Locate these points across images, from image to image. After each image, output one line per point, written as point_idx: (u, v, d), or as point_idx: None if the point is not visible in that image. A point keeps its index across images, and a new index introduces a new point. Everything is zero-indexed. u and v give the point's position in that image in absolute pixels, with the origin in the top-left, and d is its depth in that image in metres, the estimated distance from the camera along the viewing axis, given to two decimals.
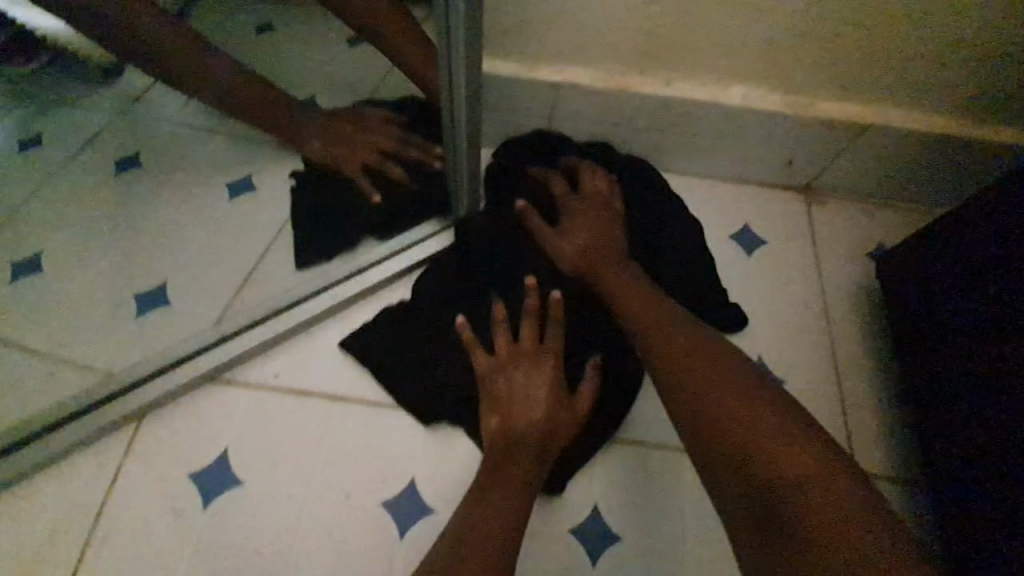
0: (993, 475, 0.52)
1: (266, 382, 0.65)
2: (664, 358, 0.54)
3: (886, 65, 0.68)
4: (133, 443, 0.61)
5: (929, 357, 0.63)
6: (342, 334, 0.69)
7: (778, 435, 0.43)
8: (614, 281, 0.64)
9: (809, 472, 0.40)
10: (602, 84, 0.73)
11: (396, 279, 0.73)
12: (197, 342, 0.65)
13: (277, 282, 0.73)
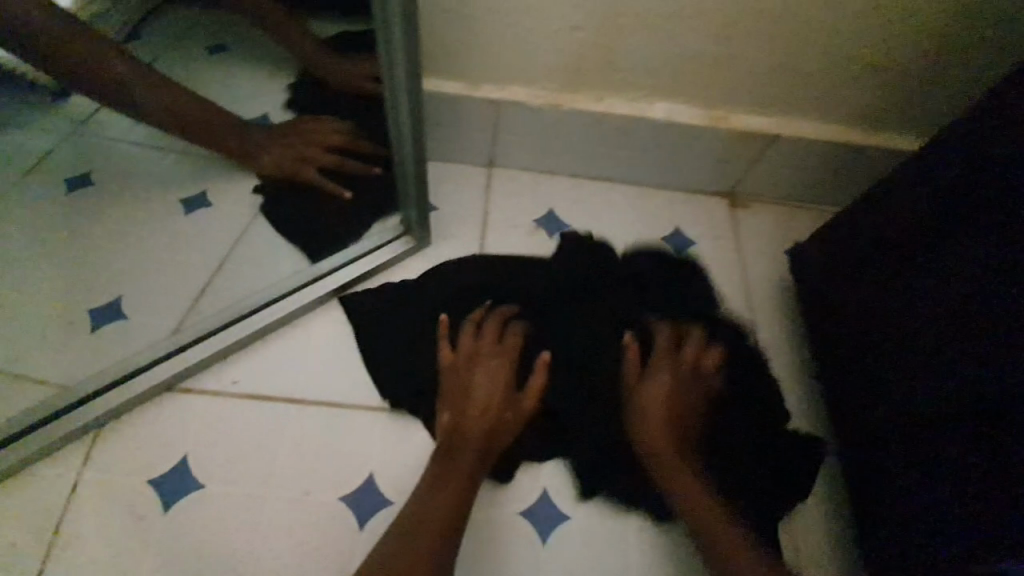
0: (983, 439, 0.48)
1: (225, 389, 0.67)
2: (654, 437, 0.64)
3: (786, 82, 0.77)
4: (93, 453, 0.62)
5: (889, 319, 0.60)
6: (299, 340, 0.72)
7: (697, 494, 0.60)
8: (660, 392, 0.66)
9: (700, 510, 0.60)
10: (540, 100, 0.79)
11: (350, 287, 0.76)
12: (154, 353, 0.67)
13: (235, 293, 0.75)
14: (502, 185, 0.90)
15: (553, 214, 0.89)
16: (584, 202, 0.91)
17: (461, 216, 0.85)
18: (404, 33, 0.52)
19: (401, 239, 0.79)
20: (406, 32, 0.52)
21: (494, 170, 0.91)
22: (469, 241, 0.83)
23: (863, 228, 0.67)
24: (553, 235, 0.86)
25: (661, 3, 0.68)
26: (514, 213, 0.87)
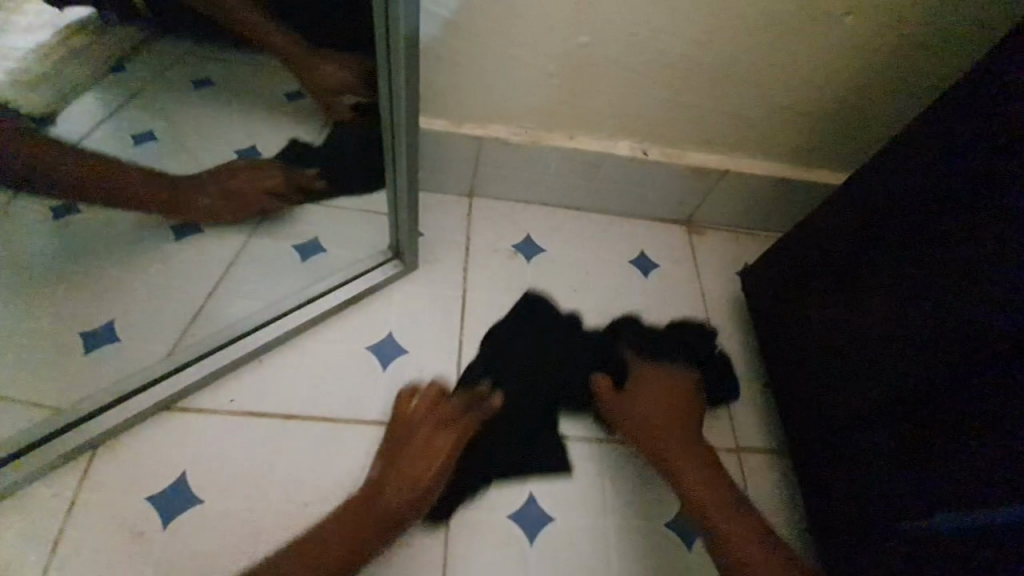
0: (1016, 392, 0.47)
1: (223, 407, 0.70)
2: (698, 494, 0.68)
3: (732, 122, 0.88)
4: (89, 473, 0.63)
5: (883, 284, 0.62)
6: (290, 361, 0.75)
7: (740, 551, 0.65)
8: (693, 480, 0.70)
9: None
10: (516, 138, 0.87)
11: (339, 310, 0.80)
12: (154, 372, 0.69)
13: (231, 314, 0.78)
14: (482, 213, 0.97)
15: (529, 240, 0.96)
16: (557, 229, 0.98)
17: (444, 241, 0.92)
18: (407, 48, 0.56)
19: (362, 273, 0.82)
20: (410, 103, 0.62)
21: (474, 199, 0.98)
22: (452, 264, 0.89)
23: (825, 232, 0.72)
24: (530, 260, 0.93)
25: (624, 59, 0.77)
26: (494, 239, 0.94)
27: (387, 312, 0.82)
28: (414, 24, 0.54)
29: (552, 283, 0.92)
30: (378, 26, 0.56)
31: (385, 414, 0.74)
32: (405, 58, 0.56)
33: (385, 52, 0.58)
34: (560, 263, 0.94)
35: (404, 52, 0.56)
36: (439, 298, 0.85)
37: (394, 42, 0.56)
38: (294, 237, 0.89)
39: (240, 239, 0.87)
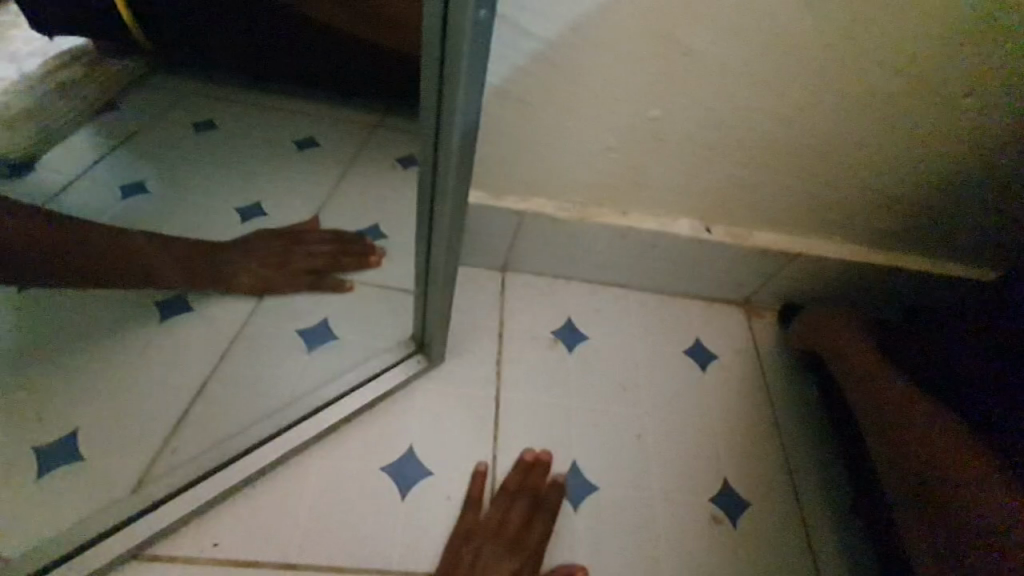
0: None
1: (204, 553, 0.56)
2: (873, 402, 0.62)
3: (813, 203, 0.77)
4: None
5: None
6: (291, 486, 0.61)
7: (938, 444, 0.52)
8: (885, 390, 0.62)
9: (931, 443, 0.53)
10: (564, 213, 0.75)
11: (350, 418, 0.67)
12: (119, 508, 0.56)
13: (220, 422, 0.65)
14: (516, 291, 0.84)
15: (571, 325, 0.83)
16: (601, 310, 0.86)
17: (474, 327, 0.79)
18: (462, 134, 0.44)
19: (349, 370, 0.70)
20: (455, 200, 0.52)
21: (507, 274, 0.85)
22: (483, 356, 0.77)
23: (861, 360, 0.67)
24: (572, 350, 0.81)
25: (699, 134, 0.66)
26: (530, 324, 0.82)
27: (408, 418, 0.69)
28: (472, 116, 0.44)
29: (597, 378, 0.79)
30: (422, 121, 0.46)
31: (405, 558, 0.60)
32: (459, 145, 0.45)
33: (432, 143, 0.47)
34: (607, 353, 0.82)
35: (457, 140, 0.45)
36: (469, 399, 0.72)
37: (445, 130, 0.45)
38: (300, 319, 0.76)
39: (237, 320, 0.75)
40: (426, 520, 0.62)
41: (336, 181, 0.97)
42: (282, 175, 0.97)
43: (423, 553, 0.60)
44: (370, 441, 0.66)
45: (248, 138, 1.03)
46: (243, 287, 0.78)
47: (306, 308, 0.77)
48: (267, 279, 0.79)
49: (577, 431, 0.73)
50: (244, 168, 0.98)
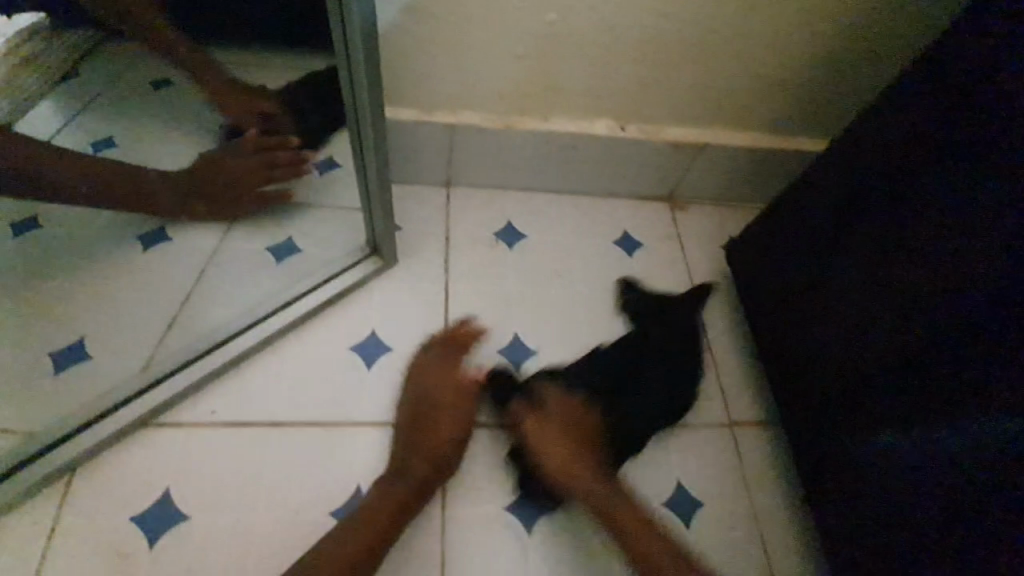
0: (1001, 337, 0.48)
1: (203, 418, 0.68)
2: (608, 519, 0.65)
3: (710, 96, 0.86)
4: (69, 496, 0.61)
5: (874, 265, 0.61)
6: (271, 366, 0.73)
7: (664, 549, 0.62)
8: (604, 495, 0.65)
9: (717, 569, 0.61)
10: (490, 123, 0.85)
11: (317, 311, 0.78)
12: (128, 388, 0.67)
13: (204, 322, 0.75)
14: (460, 201, 0.94)
15: (511, 227, 0.94)
16: (538, 213, 0.96)
17: (424, 234, 0.89)
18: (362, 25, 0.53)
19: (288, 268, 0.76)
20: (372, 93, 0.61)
21: (451, 188, 0.95)
22: (433, 257, 0.87)
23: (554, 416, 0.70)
24: (512, 247, 0.91)
25: (594, 35, 0.75)
26: (473, 228, 0.92)
27: (368, 309, 0.80)
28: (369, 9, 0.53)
29: (535, 269, 0.90)
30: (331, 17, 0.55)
31: (373, 414, 0.72)
32: (363, 42, 0.55)
33: (342, 37, 0.56)
34: (544, 248, 0.92)
35: (360, 35, 0.54)
36: (421, 291, 0.83)
37: (349, 24, 0.54)
38: (267, 238, 0.86)
39: (212, 243, 0.85)
40: (389, 385, 0.74)
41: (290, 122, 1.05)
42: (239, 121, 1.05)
43: (388, 409, 0.72)
44: (336, 328, 0.77)
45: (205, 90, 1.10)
46: (214, 217, 0.88)
47: (273, 231, 0.87)
48: (214, 200, 0.89)
49: (518, 311, 0.85)
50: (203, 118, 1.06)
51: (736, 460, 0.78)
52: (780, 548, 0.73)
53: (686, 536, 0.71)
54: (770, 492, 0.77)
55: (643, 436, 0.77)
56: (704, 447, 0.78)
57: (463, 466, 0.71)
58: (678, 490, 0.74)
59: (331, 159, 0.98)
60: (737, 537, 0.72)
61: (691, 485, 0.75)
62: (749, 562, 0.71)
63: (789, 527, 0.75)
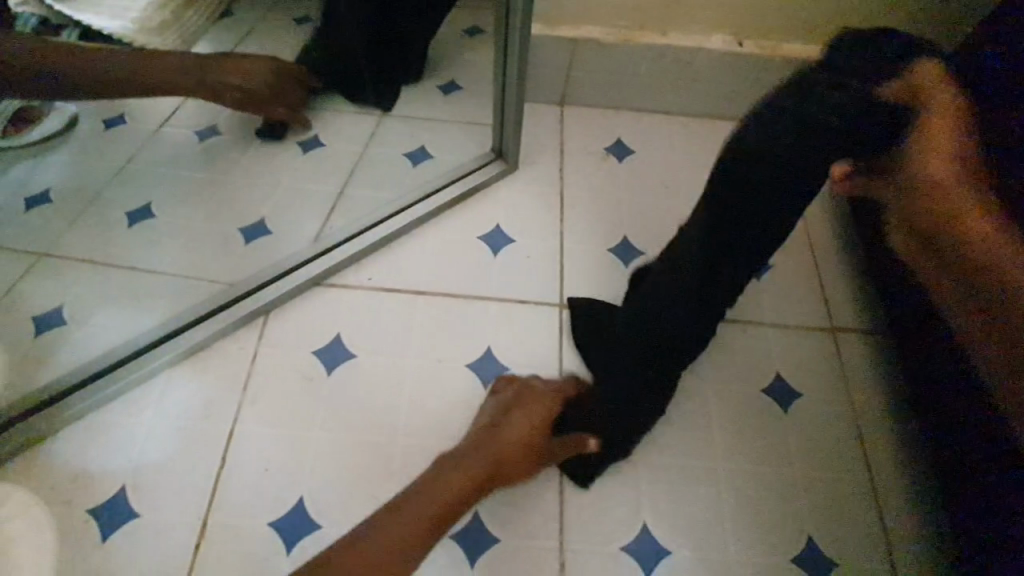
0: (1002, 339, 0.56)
1: (361, 283, 0.81)
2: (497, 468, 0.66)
3: (834, 8, 0.86)
4: (263, 332, 0.76)
5: None
6: (414, 247, 0.85)
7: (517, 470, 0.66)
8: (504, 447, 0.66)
9: None
10: (610, 37, 0.90)
11: (450, 205, 0.89)
12: (304, 255, 0.81)
13: (358, 210, 0.89)
14: (573, 119, 1.01)
15: (621, 142, 0.99)
16: (646, 131, 1.01)
17: (541, 146, 0.97)
18: None
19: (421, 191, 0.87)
20: None
21: (566, 106, 1.02)
22: (549, 166, 0.95)
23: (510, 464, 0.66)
24: (622, 160, 0.97)
25: None
26: (586, 142, 0.98)
27: (493, 207, 0.90)
28: None
29: (645, 181, 0.95)
30: None
31: (500, 290, 0.82)
32: None
33: None
34: (653, 162, 0.97)
35: None
36: (539, 194, 0.92)
37: None
38: (404, 146, 0.98)
39: (358, 148, 0.97)
40: (511, 268, 0.84)
41: None
42: None
43: (511, 288, 0.82)
44: (466, 220, 0.88)
45: None
46: (358, 127, 1.01)
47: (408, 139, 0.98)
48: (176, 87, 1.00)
49: (628, 216, 0.91)
50: None
51: (838, 360, 0.81)
52: (880, 442, 0.75)
53: (784, 419, 0.76)
54: (873, 392, 0.79)
55: (745, 332, 0.82)
56: (805, 346, 0.82)
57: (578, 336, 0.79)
58: (776, 380, 0.79)
59: (454, 82, 1.06)
60: (837, 426, 0.76)
61: (790, 377, 0.79)
62: (848, 450, 0.74)
63: (893, 424, 0.76)
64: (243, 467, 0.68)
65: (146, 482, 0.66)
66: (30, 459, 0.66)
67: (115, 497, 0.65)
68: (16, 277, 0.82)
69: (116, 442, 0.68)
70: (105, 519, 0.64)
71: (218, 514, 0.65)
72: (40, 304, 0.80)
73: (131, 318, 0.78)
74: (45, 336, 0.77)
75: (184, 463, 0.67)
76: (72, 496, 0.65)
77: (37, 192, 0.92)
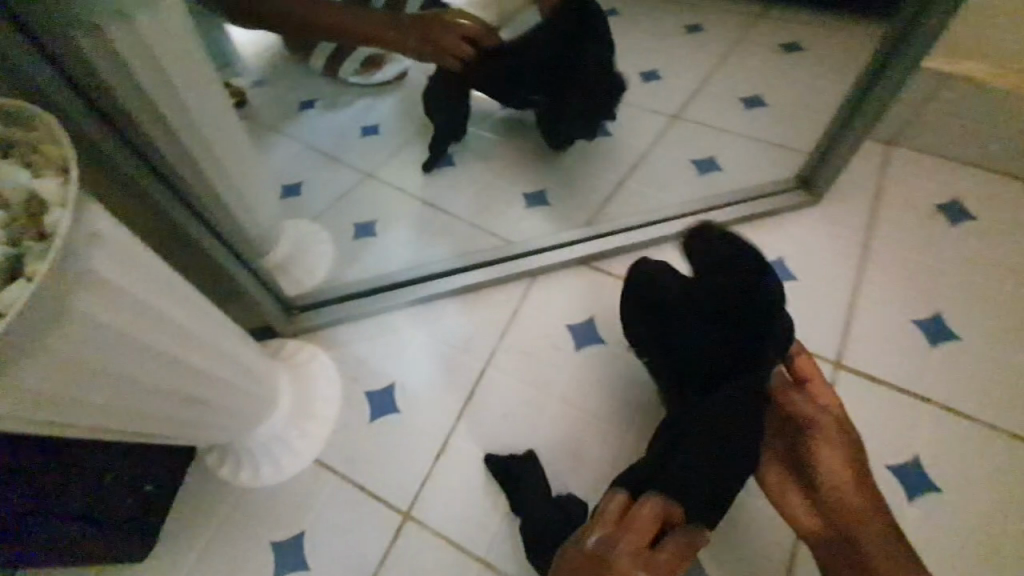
0: None
1: (626, 275, 0.82)
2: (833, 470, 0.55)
3: None
4: (527, 292, 0.83)
5: None
6: (687, 254, 0.84)
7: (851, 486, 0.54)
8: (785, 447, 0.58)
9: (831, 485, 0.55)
10: (996, 82, 0.79)
11: (734, 223, 0.85)
12: (580, 234, 0.86)
13: (638, 203, 0.91)
14: (899, 163, 0.90)
15: (958, 204, 0.85)
16: (992, 196, 0.85)
17: (849, 185, 0.88)
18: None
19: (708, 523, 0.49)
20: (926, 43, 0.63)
21: (892, 148, 0.92)
22: (855, 209, 0.85)
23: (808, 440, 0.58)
24: (956, 223, 0.83)
25: None
26: (911, 195, 0.86)
27: (778, 235, 0.84)
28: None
29: (976, 254, 0.80)
30: None
31: None
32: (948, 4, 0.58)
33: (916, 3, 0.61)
34: (993, 236, 0.82)
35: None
36: (836, 236, 0.83)
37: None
38: (694, 152, 0.95)
39: (644, 146, 0.98)
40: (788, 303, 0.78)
41: (723, 53, 1.10)
42: (679, 40, 1.14)
43: None
44: (747, 243, 0.84)
45: (644, 8, 1.21)
46: (651, 121, 1.01)
47: (701, 147, 0.96)
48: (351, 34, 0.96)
49: (946, 286, 0.78)
50: (645, 30, 1.17)
51: None
52: None
53: None
54: None
55: None
56: None
57: (849, 403, 0.71)
58: None
59: (758, 97, 1.01)
60: None
61: None
62: None
63: None
64: (485, 407, 0.74)
65: (410, 387, 0.76)
66: (334, 333, 0.81)
67: (385, 389, 0.76)
68: (349, 187, 1.02)
69: (391, 347, 0.80)
70: (376, 404, 0.75)
71: (457, 439, 0.72)
72: (362, 213, 0.97)
73: (424, 247, 0.91)
74: (361, 241, 0.93)
75: (442, 381, 0.76)
76: (356, 375, 0.78)
77: (371, 123, 1.12)
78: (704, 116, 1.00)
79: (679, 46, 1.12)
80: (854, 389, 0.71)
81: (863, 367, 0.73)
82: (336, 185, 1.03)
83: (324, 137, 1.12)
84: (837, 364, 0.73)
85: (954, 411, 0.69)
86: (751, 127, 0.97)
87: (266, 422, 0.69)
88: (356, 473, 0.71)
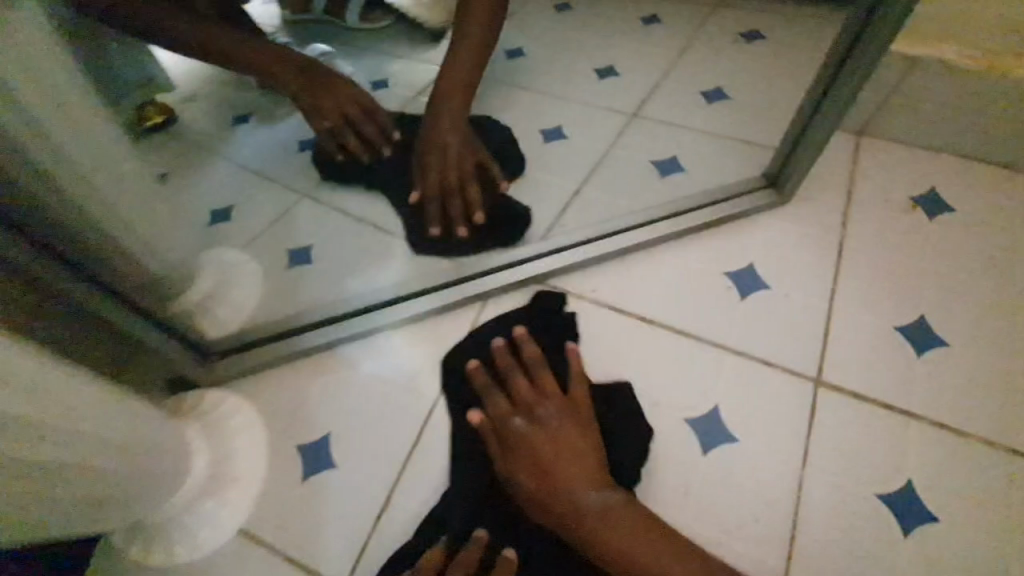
0: None
1: (585, 294, 0.75)
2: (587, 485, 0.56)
3: None
4: (477, 318, 0.74)
5: None
6: (650, 265, 0.76)
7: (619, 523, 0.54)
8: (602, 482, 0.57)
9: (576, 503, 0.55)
10: (968, 64, 0.73)
11: (699, 229, 0.78)
12: (533, 250, 0.78)
13: (596, 212, 0.83)
14: (871, 155, 0.84)
15: (935, 195, 0.79)
16: (971, 186, 0.79)
17: (820, 181, 0.81)
18: None
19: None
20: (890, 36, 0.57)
21: (863, 139, 0.85)
22: (827, 206, 0.79)
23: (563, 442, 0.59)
24: (934, 217, 0.77)
25: None
26: (885, 188, 0.80)
27: (747, 240, 0.77)
28: None
29: (958, 250, 0.74)
30: None
31: (747, 345, 0.69)
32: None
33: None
34: (975, 229, 0.76)
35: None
36: (809, 238, 0.76)
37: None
38: (654, 153, 0.88)
39: (600, 148, 0.90)
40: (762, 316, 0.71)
41: (682, 45, 1.03)
42: (635, 33, 1.07)
43: (761, 344, 0.69)
44: (715, 251, 0.77)
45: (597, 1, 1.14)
46: (608, 121, 0.94)
47: (661, 147, 0.89)
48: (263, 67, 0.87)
49: (929, 286, 0.72)
50: (598, 24, 1.10)
51: None
52: None
53: None
54: None
55: None
56: None
57: (832, 424, 0.64)
58: None
59: (720, 90, 0.94)
60: None
61: None
62: None
63: None
64: (431, 453, 0.66)
65: (348, 436, 0.68)
66: (263, 378, 0.73)
67: (320, 439, 0.68)
68: (282, 209, 0.93)
69: (326, 390, 0.71)
70: (310, 458, 0.67)
71: (400, 493, 0.64)
72: (296, 237, 0.88)
73: (363, 272, 0.82)
74: (295, 270, 0.84)
75: (384, 427, 0.68)
76: (288, 425, 0.69)
77: (308, 137, 1.03)
78: (664, 113, 0.93)
79: (635, 40, 1.05)
80: (837, 409, 0.65)
81: (846, 383, 0.66)
82: (268, 207, 0.94)
83: (257, 155, 1.02)
84: (818, 381, 0.67)
85: (946, 428, 0.63)
86: (714, 122, 0.90)
87: (178, 492, 0.60)
88: (287, 541, 0.62)
